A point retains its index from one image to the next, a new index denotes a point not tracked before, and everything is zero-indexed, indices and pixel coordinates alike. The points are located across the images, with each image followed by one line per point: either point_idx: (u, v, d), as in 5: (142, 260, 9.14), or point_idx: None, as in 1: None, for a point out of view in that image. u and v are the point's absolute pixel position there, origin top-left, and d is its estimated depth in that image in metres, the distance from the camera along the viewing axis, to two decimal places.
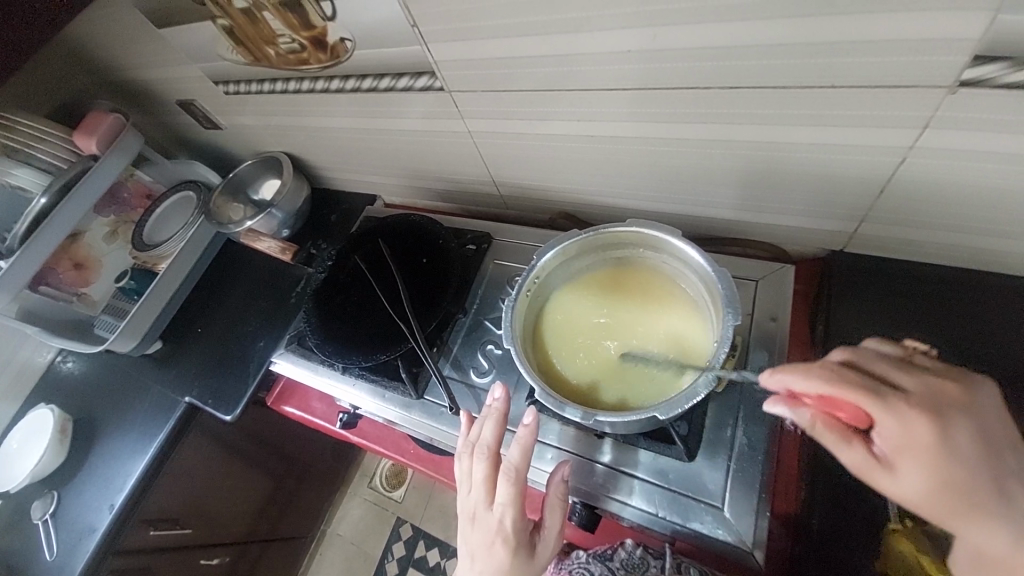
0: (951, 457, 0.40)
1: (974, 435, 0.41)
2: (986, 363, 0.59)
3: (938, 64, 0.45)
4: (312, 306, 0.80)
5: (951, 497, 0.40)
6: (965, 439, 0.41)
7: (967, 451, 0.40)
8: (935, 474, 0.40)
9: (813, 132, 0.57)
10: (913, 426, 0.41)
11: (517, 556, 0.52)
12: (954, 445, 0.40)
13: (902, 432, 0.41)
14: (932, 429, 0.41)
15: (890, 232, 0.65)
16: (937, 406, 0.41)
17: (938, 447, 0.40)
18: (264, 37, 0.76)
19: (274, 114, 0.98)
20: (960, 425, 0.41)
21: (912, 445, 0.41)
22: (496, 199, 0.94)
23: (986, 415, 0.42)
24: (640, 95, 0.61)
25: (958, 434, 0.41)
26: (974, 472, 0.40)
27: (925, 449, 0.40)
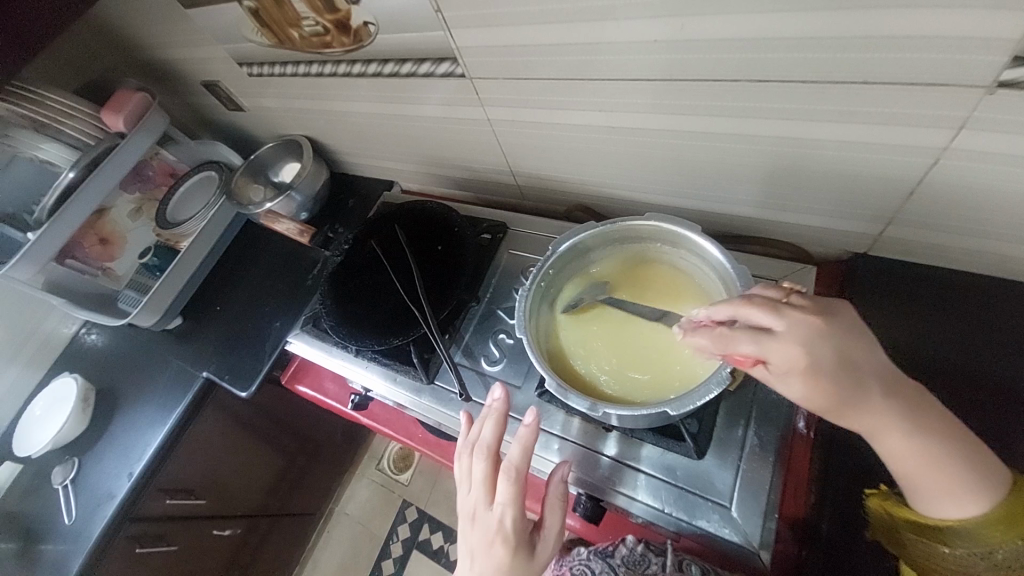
0: (828, 368, 0.43)
1: (841, 354, 0.43)
2: (1011, 377, 0.58)
3: (978, 62, 0.43)
4: (327, 288, 0.81)
5: (829, 405, 0.44)
6: (836, 352, 0.44)
7: (842, 364, 0.43)
8: (819, 390, 0.43)
9: (841, 129, 0.55)
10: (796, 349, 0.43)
11: (517, 557, 0.53)
12: (827, 359, 0.43)
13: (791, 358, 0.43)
14: (812, 348, 0.43)
15: (918, 236, 0.63)
16: (809, 329, 0.44)
17: (818, 362, 0.43)
18: (288, 20, 0.76)
19: (295, 97, 0.99)
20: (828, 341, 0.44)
21: (796, 367, 0.43)
22: (513, 188, 0.94)
23: (852, 331, 0.45)
24: (664, 87, 0.60)
25: (825, 349, 0.43)
26: (848, 382, 0.43)
27: (811, 369, 0.43)
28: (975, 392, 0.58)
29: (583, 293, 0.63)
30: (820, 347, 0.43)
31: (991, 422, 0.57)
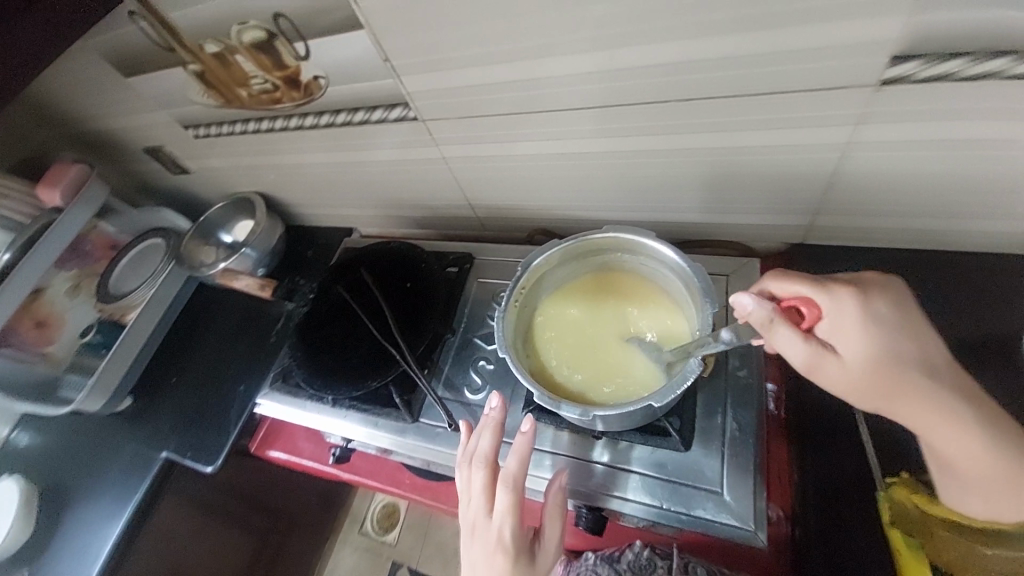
0: (891, 339, 0.48)
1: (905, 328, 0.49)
2: (938, 334, 0.65)
3: (863, 66, 0.51)
4: (296, 340, 0.79)
5: (889, 372, 0.47)
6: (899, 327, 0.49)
7: (902, 338, 0.48)
8: (874, 352, 0.48)
9: (762, 134, 0.62)
10: (857, 314, 0.49)
11: (518, 565, 0.52)
12: (887, 328, 0.48)
13: (852, 319, 0.49)
14: (872, 316, 0.49)
15: (841, 222, 0.71)
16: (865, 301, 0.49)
17: (875, 331, 0.48)
18: (236, 80, 0.78)
19: (245, 154, 0.99)
20: (888, 316, 0.49)
21: (852, 331, 0.49)
22: (473, 221, 0.97)
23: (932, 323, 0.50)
24: (605, 111, 0.66)
25: (886, 321, 0.49)
26: (906, 355, 0.48)
27: (869, 334, 0.48)
28: None
29: (557, 309, 0.65)
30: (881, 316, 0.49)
31: None
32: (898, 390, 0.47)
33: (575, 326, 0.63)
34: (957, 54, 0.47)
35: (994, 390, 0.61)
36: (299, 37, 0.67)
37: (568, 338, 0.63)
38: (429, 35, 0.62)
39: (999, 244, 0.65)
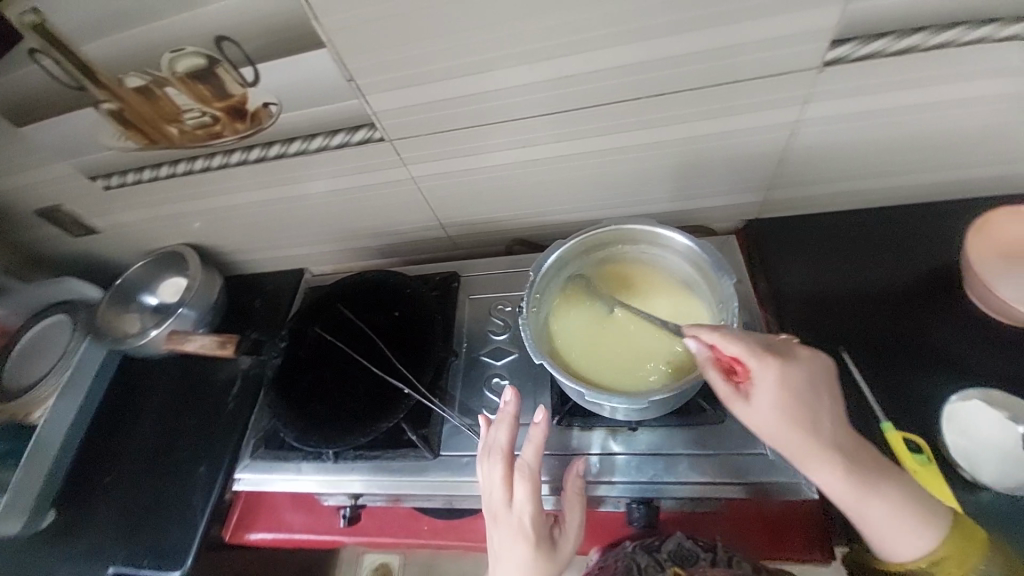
0: (801, 406, 0.48)
1: (796, 401, 0.48)
2: (889, 277, 0.74)
3: (805, 51, 0.59)
4: (278, 397, 0.70)
5: (797, 431, 0.48)
6: (821, 387, 0.49)
7: (818, 399, 0.48)
8: (783, 411, 0.48)
9: (724, 121, 0.68)
10: (772, 377, 0.48)
11: (540, 554, 0.51)
12: (804, 392, 0.48)
13: (768, 383, 0.48)
14: (790, 376, 0.48)
15: (791, 194, 0.79)
16: (786, 361, 0.49)
17: (788, 395, 0.48)
18: (164, 115, 0.69)
19: (173, 202, 0.87)
20: (794, 379, 0.48)
21: (772, 392, 0.48)
22: (445, 241, 0.94)
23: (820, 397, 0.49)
24: (581, 113, 0.68)
25: (793, 386, 0.48)
26: (823, 416, 0.48)
27: (792, 395, 0.48)
28: (880, 297, 0.73)
29: (572, 307, 0.63)
30: (778, 380, 0.48)
31: (897, 312, 0.71)
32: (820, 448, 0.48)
33: (594, 320, 0.62)
34: (881, 35, 0.56)
35: (952, 315, 0.69)
36: (247, 61, 0.61)
37: (592, 333, 0.61)
38: (401, 50, 0.61)
39: (917, 194, 0.77)
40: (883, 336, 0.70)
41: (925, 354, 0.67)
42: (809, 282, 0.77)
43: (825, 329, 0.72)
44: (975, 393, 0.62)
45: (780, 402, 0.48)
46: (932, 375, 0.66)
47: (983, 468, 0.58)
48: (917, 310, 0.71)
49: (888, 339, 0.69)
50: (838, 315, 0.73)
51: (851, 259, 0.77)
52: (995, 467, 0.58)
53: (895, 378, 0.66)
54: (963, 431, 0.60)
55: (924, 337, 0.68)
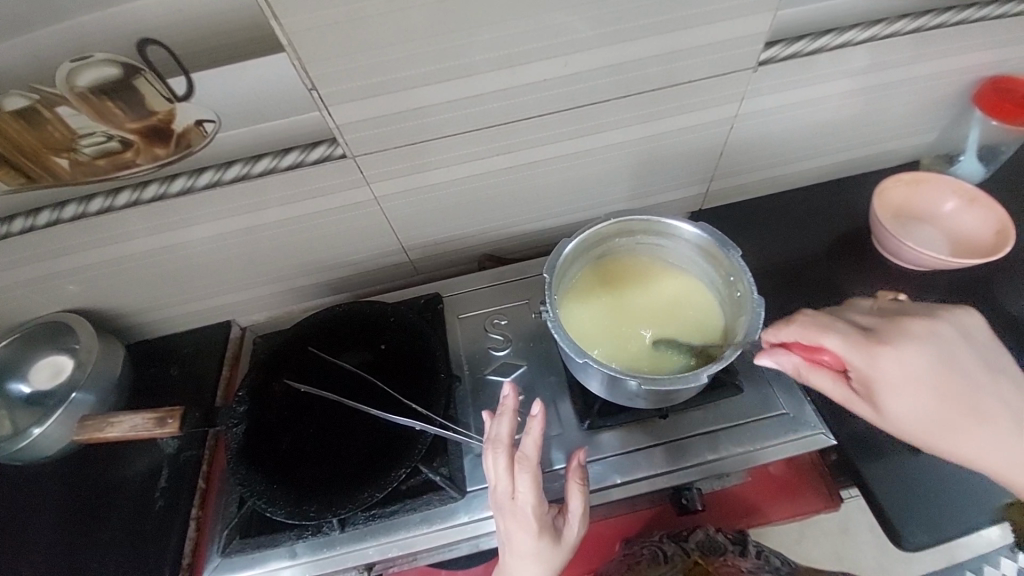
0: (923, 384, 0.52)
1: (924, 380, 0.52)
2: (818, 244, 0.85)
3: (744, 53, 0.67)
4: (249, 468, 0.57)
5: (940, 410, 0.52)
6: (934, 361, 0.52)
7: (950, 374, 0.52)
8: (897, 398, 0.52)
9: (680, 119, 0.74)
10: (883, 366, 0.52)
11: (542, 543, 0.50)
12: (922, 371, 0.52)
13: (882, 377, 0.52)
14: (889, 366, 0.52)
15: (729, 183, 0.88)
16: (893, 346, 0.52)
17: (905, 375, 0.52)
18: (50, 144, 0.54)
19: (54, 256, 0.68)
20: (901, 364, 0.52)
21: (890, 380, 0.52)
22: (406, 266, 0.87)
23: (945, 368, 0.52)
24: (553, 118, 0.69)
25: (909, 370, 0.52)
26: (952, 387, 0.52)
27: (907, 378, 0.52)
28: (817, 262, 0.84)
29: (587, 308, 0.64)
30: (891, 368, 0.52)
31: (831, 273, 0.82)
32: (954, 421, 0.52)
33: (613, 315, 0.64)
34: (800, 37, 0.68)
35: (869, 270, 0.83)
36: (179, 71, 0.52)
37: (615, 327, 0.63)
38: (373, 54, 0.55)
39: (818, 174, 0.92)
40: (826, 295, 0.80)
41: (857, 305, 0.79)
42: (759, 256, 0.85)
43: (782, 296, 0.81)
44: None
45: (909, 390, 0.52)
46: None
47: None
48: (845, 270, 0.83)
49: (829, 297, 0.80)
50: (789, 282, 0.82)
51: (785, 234, 0.87)
52: None
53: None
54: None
55: (854, 291, 0.80)
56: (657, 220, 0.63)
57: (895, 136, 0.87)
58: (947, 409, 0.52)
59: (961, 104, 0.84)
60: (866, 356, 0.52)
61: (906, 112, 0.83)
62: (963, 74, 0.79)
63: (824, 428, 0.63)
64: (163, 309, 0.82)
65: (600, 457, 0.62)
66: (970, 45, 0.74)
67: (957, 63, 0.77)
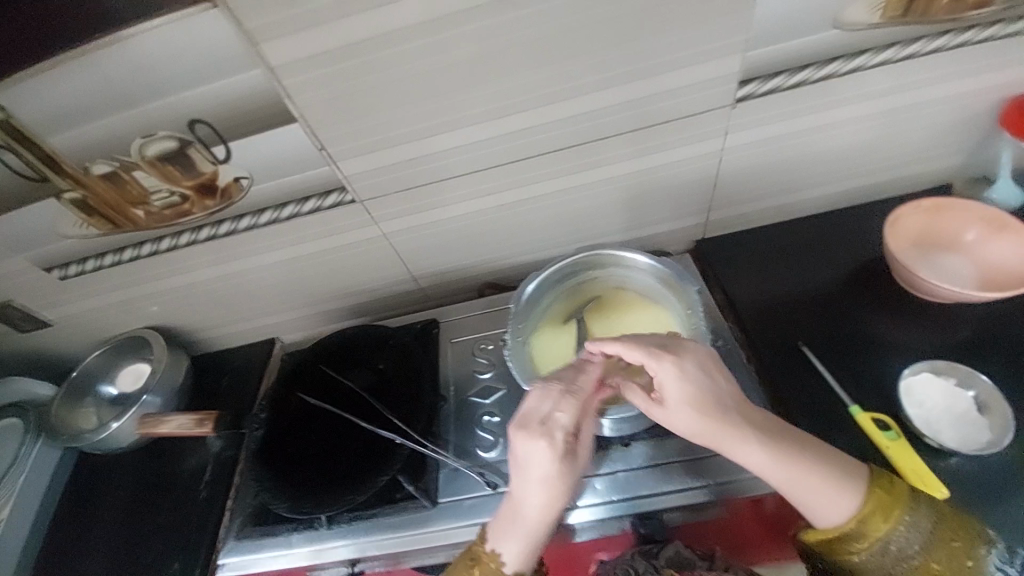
0: (692, 388, 0.56)
1: (692, 383, 0.56)
2: (827, 274, 0.83)
3: (720, 91, 0.69)
4: (263, 467, 0.68)
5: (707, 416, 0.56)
6: (710, 363, 0.58)
7: (710, 381, 0.57)
8: (688, 391, 0.56)
9: (663, 156, 0.77)
10: (671, 381, 0.57)
11: (557, 494, 0.54)
12: (695, 381, 0.56)
13: (663, 379, 0.57)
14: (679, 360, 0.57)
15: (730, 213, 0.89)
16: (678, 358, 0.57)
17: (678, 389, 0.56)
18: (130, 199, 0.70)
19: (137, 284, 0.85)
20: (688, 361, 0.57)
21: (664, 380, 0.57)
22: (417, 293, 0.96)
23: (705, 375, 0.57)
24: (540, 159, 0.75)
25: (684, 378, 0.56)
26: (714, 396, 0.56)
27: (677, 379, 0.57)
28: (825, 294, 0.81)
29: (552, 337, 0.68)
30: (682, 360, 0.57)
31: (841, 304, 0.79)
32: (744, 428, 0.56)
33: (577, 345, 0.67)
34: (776, 73, 0.69)
35: (881, 302, 0.78)
36: (219, 141, 0.64)
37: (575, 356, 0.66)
38: (369, 119, 0.66)
39: (828, 203, 0.89)
40: (834, 329, 0.77)
41: (868, 340, 0.75)
42: (759, 284, 0.84)
43: (788, 328, 0.78)
44: (922, 367, 0.70)
45: (680, 394, 0.56)
46: (868, 363, 0.73)
47: (944, 433, 0.65)
48: (855, 301, 0.79)
49: (838, 331, 0.77)
50: (801, 312, 0.80)
51: (787, 264, 0.86)
52: (952, 432, 0.65)
53: (845, 372, 0.72)
54: (922, 403, 0.67)
55: (868, 325, 0.77)
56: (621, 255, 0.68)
57: (914, 161, 0.83)
58: (703, 405, 0.56)
59: (986, 127, 0.79)
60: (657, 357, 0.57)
61: (920, 137, 0.79)
62: (982, 95, 0.75)
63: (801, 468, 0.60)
64: (219, 327, 0.97)
65: None
66: (980, 67, 0.70)
67: (970, 85, 0.73)
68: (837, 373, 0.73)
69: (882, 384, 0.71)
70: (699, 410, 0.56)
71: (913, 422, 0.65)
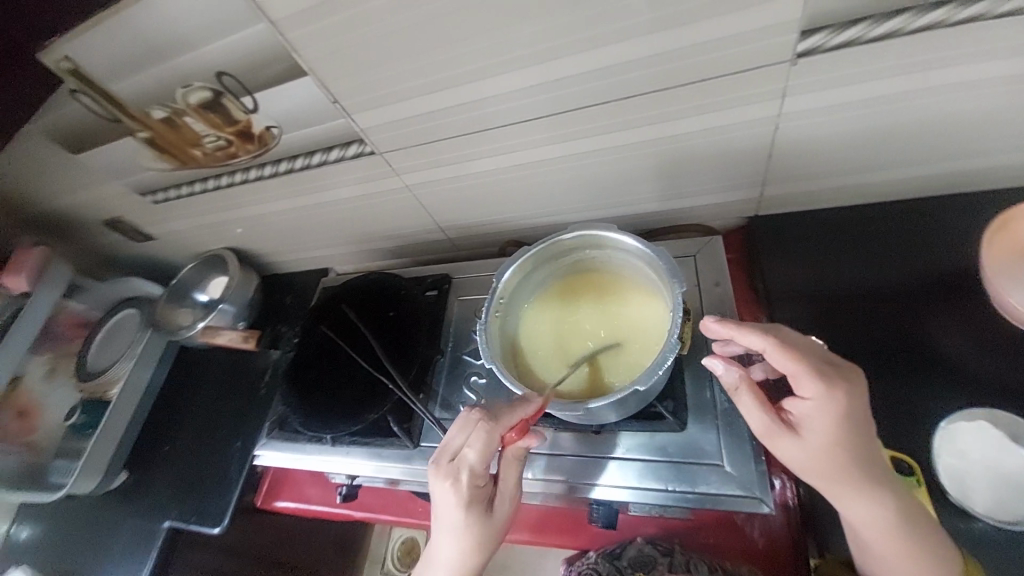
0: (838, 433, 0.49)
1: (832, 430, 0.49)
2: (898, 280, 0.71)
3: (776, 45, 0.55)
4: (288, 385, 0.80)
5: (834, 467, 0.49)
6: (855, 413, 0.48)
7: (849, 431, 0.49)
8: (823, 437, 0.49)
9: (704, 120, 0.66)
10: (809, 420, 0.50)
11: (465, 535, 0.55)
12: (830, 429, 0.49)
13: (808, 415, 0.50)
14: (818, 405, 0.49)
15: (789, 188, 0.75)
16: (821, 401, 0.48)
17: (814, 430, 0.50)
18: (188, 141, 0.79)
19: (211, 213, 0.99)
20: (834, 408, 0.48)
21: (802, 415, 0.50)
22: (446, 242, 1.00)
23: (854, 423, 0.49)
24: (559, 118, 0.69)
25: (814, 423, 0.50)
26: (847, 446, 0.49)
27: (813, 420, 0.50)
28: (887, 304, 0.70)
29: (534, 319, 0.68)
30: (820, 404, 0.49)
31: (906, 319, 0.69)
32: (858, 488, 0.49)
33: (556, 330, 0.66)
34: (852, 23, 0.52)
35: (956, 323, 0.66)
36: (246, 93, 0.69)
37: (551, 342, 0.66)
38: (373, 74, 0.65)
39: (928, 186, 0.71)
40: (886, 347, 0.68)
41: (927, 366, 0.65)
42: (807, 283, 0.75)
43: (828, 339, 0.71)
44: (980, 414, 0.60)
45: (810, 436, 0.50)
46: (916, 385, 0.65)
47: (977, 493, 0.57)
48: (924, 318, 0.68)
49: (890, 351, 0.67)
50: (851, 320, 0.71)
51: (852, 258, 0.74)
52: (990, 494, 0.57)
53: (876, 389, 0.66)
54: (965, 454, 0.59)
55: (931, 348, 0.66)
56: (616, 238, 0.63)
57: None
58: (827, 454, 0.49)
59: None
60: (820, 389, 0.48)
61: None
62: None
63: (772, 497, 0.56)
64: (280, 253, 1.11)
65: (538, 451, 0.67)
66: None
67: None
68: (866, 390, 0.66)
69: (919, 419, 0.63)
70: (832, 452, 0.49)
71: (942, 472, 0.59)
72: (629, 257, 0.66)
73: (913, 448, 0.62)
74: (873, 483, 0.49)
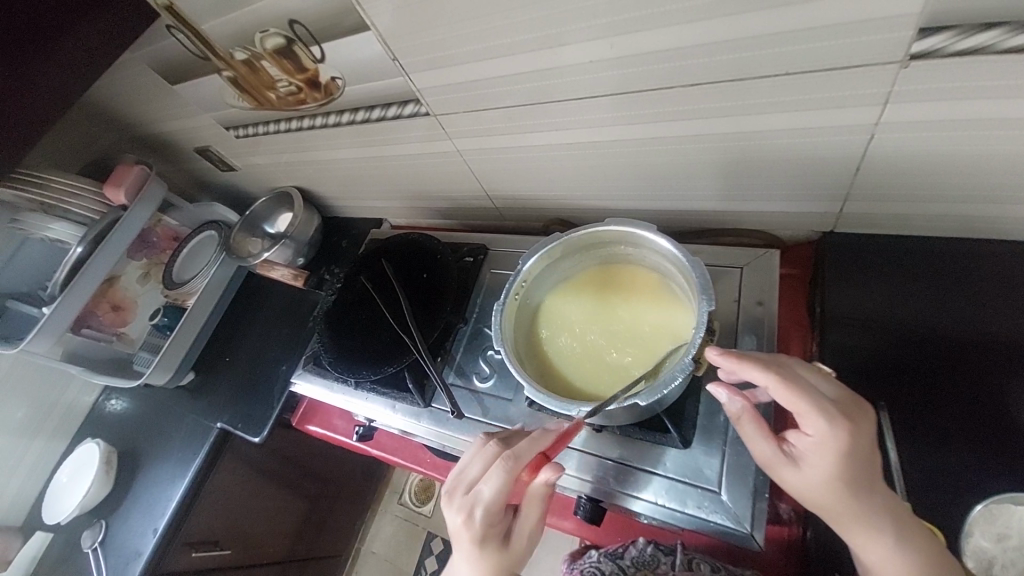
0: (845, 471, 0.46)
1: (835, 471, 0.46)
2: (979, 330, 0.61)
3: (888, 40, 0.45)
4: (324, 326, 0.85)
5: (840, 505, 0.47)
6: (856, 453, 0.46)
7: (857, 470, 0.46)
8: (829, 476, 0.46)
9: (785, 119, 0.57)
10: (813, 457, 0.47)
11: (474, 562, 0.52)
12: (834, 468, 0.46)
13: (811, 450, 0.47)
14: (823, 443, 0.46)
15: (875, 209, 0.66)
16: (824, 437, 0.46)
17: (823, 469, 0.47)
18: (264, 84, 0.83)
19: (283, 153, 1.06)
20: (836, 447, 0.46)
21: (804, 450, 0.48)
22: (493, 210, 0.99)
23: (857, 461, 0.46)
24: (622, 98, 0.62)
25: (819, 460, 0.47)
26: (853, 486, 0.46)
27: (818, 456, 0.47)
28: (960, 355, 0.61)
29: (560, 308, 0.70)
30: (826, 442, 0.46)
31: (976, 376, 0.60)
32: (866, 529, 0.47)
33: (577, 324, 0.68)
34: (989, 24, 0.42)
35: None
36: (314, 41, 0.71)
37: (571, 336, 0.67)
38: (431, 34, 0.63)
39: None
40: (942, 402, 0.60)
41: (986, 431, 0.57)
42: (869, 313, 0.67)
43: (876, 380, 0.63)
44: None
45: (817, 474, 0.47)
46: (970, 452, 0.57)
47: None
48: (1001, 379, 0.59)
49: (943, 405, 0.60)
50: (909, 365, 0.63)
51: (935, 296, 0.64)
52: None
53: (922, 447, 0.58)
54: (1002, 537, 0.52)
55: (997, 413, 0.57)
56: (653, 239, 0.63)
57: None
58: (832, 494, 0.47)
59: None
60: (820, 425, 0.46)
61: None
62: None
63: (763, 533, 0.56)
64: (341, 199, 1.17)
65: None
66: None
67: None
68: (910, 445, 0.59)
69: (958, 490, 0.56)
70: (836, 486, 0.46)
71: (969, 554, 0.52)
72: (664, 260, 0.65)
73: (948, 525, 0.55)
74: (887, 528, 0.46)
